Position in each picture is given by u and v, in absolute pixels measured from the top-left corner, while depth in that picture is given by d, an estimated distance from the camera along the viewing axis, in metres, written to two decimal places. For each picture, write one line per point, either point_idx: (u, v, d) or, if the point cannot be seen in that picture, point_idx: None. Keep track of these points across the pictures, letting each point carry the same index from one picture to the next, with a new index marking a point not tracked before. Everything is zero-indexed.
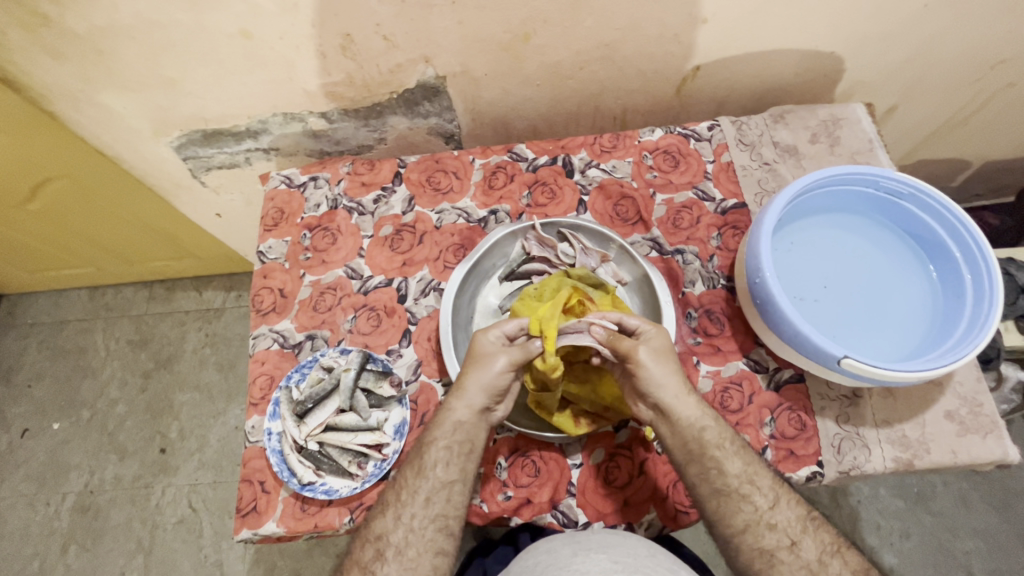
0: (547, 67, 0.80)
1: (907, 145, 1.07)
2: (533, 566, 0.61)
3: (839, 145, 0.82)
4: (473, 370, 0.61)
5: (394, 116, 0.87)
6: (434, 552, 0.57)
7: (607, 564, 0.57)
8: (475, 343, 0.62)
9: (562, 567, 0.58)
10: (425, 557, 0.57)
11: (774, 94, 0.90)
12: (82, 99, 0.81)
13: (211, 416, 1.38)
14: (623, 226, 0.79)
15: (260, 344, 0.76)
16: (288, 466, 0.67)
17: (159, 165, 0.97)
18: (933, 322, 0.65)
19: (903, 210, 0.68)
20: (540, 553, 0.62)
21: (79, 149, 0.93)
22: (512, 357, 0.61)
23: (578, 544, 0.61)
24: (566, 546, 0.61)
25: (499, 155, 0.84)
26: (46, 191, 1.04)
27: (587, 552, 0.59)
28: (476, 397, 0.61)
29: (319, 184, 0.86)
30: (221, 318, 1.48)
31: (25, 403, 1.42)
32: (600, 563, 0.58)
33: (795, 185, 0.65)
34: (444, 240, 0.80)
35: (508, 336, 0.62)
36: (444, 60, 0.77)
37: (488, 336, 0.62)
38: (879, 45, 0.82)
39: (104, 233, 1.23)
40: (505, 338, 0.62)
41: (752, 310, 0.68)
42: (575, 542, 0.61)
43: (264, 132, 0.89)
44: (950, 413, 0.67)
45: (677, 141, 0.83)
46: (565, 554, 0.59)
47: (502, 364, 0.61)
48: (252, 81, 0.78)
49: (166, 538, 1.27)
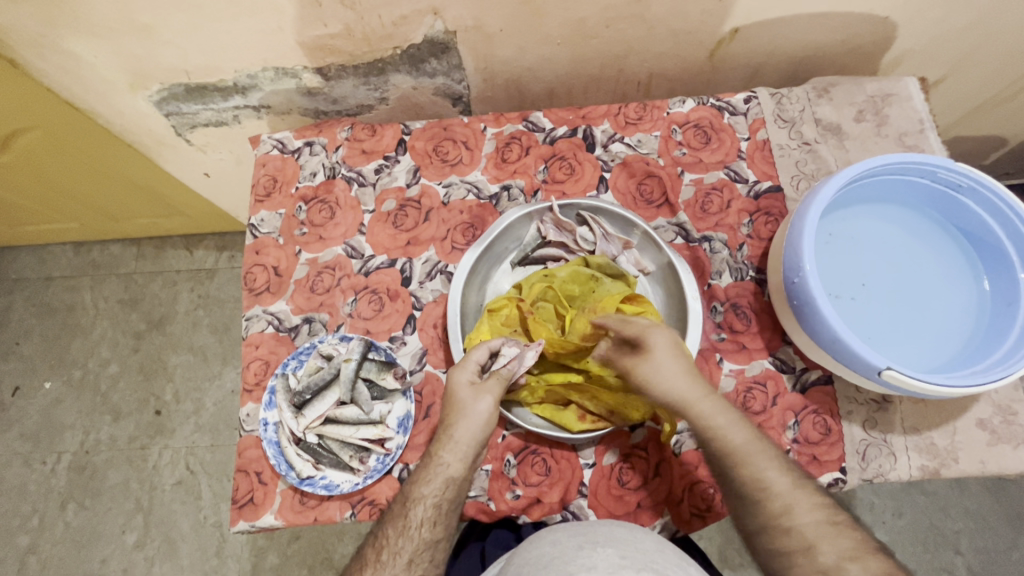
0: (568, 24, 0.71)
1: (950, 118, 0.98)
2: (536, 558, 0.53)
3: (886, 124, 0.75)
4: (463, 418, 0.58)
5: (397, 73, 0.78)
6: (403, 564, 0.54)
7: (616, 560, 0.50)
8: (449, 390, 0.59)
9: (567, 562, 0.50)
10: (393, 568, 0.54)
11: (817, 62, 0.81)
12: (46, 43, 0.72)
13: (206, 379, 1.34)
14: (647, 208, 0.73)
15: (254, 326, 0.71)
16: (285, 459, 0.63)
17: (139, 120, 0.88)
18: (976, 331, 0.61)
19: (959, 205, 0.63)
20: (543, 544, 0.54)
21: (48, 100, 0.83)
22: (495, 389, 0.59)
23: (585, 537, 0.53)
24: (572, 539, 0.53)
25: (514, 124, 0.77)
26: (17, 143, 0.95)
27: (593, 546, 0.52)
28: (460, 450, 0.57)
29: (315, 150, 0.78)
30: (213, 279, 1.42)
31: (15, 360, 1.38)
32: (607, 558, 0.50)
33: (845, 173, 0.59)
34: (451, 218, 0.74)
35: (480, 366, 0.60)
36: (455, 13, 0.68)
37: (458, 374, 0.60)
38: (942, 9, 0.72)
39: (83, 188, 1.14)
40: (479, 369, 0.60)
41: (785, 309, 0.63)
42: (581, 535, 0.54)
43: (254, 88, 0.80)
44: (982, 421, 0.64)
45: (710, 114, 0.76)
46: (571, 546, 0.52)
47: (488, 401, 0.58)
48: (237, 31, 0.69)
49: (165, 499, 1.26)
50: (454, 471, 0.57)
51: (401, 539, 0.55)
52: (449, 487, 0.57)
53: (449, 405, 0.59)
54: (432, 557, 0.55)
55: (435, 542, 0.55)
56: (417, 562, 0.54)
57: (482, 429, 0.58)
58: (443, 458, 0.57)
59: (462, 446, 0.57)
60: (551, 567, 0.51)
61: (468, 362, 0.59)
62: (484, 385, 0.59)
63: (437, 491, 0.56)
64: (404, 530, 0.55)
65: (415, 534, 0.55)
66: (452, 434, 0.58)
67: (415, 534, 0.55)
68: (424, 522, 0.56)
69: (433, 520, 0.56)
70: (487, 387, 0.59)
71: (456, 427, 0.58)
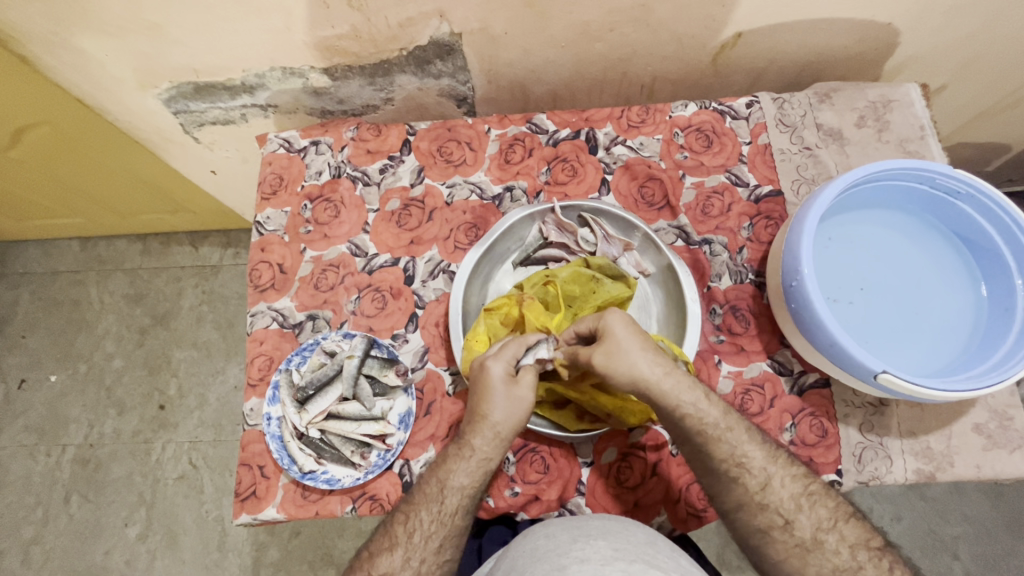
0: (573, 27, 0.72)
1: (953, 124, 0.98)
2: (529, 551, 0.53)
3: (888, 130, 0.76)
4: (501, 412, 0.57)
5: (403, 74, 0.79)
6: (434, 548, 0.56)
7: (608, 551, 0.51)
8: (485, 380, 0.58)
9: (561, 554, 0.51)
10: (424, 551, 0.56)
11: (818, 68, 0.82)
12: (57, 41, 0.73)
13: (209, 374, 1.36)
14: (648, 211, 0.74)
15: (258, 322, 0.72)
16: (288, 453, 0.65)
17: (147, 117, 0.90)
18: (973, 336, 0.62)
19: (957, 211, 0.63)
20: (536, 537, 0.55)
21: (57, 97, 0.84)
22: (530, 384, 0.58)
23: (577, 531, 0.54)
24: (565, 532, 0.54)
25: (518, 126, 0.78)
26: (26, 139, 0.96)
27: (586, 539, 0.52)
28: (499, 441, 0.58)
29: (321, 149, 0.79)
30: (218, 275, 1.43)
31: (20, 353, 1.40)
32: (600, 550, 0.50)
33: (844, 178, 0.59)
34: (455, 218, 0.74)
35: (514, 361, 0.59)
36: (461, 15, 0.69)
37: (492, 367, 0.58)
38: (944, 16, 0.73)
39: (90, 183, 1.16)
40: (513, 363, 0.59)
41: (783, 312, 0.64)
42: (574, 528, 0.54)
43: (261, 87, 0.81)
44: (978, 426, 0.64)
45: (712, 118, 0.76)
46: (565, 540, 0.53)
47: (526, 395, 0.58)
48: (246, 31, 0.70)
49: (168, 493, 1.27)
50: (493, 462, 0.58)
51: (434, 523, 0.57)
52: (486, 476, 0.58)
53: (484, 395, 0.58)
54: (459, 541, 0.58)
55: (464, 529, 0.58)
56: (447, 545, 0.57)
57: (520, 422, 0.58)
58: (483, 450, 0.58)
59: (502, 438, 0.58)
60: (546, 559, 0.51)
61: (502, 355, 0.59)
62: (521, 379, 0.58)
63: (475, 481, 0.58)
64: (438, 516, 0.57)
65: (449, 520, 0.57)
66: (491, 425, 0.57)
67: (448, 520, 0.57)
68: (458, 510, 0.57)
69: (467, 508, 0.58)
70: (525, 382, 0.58)
71: (496, 419, 0.57)
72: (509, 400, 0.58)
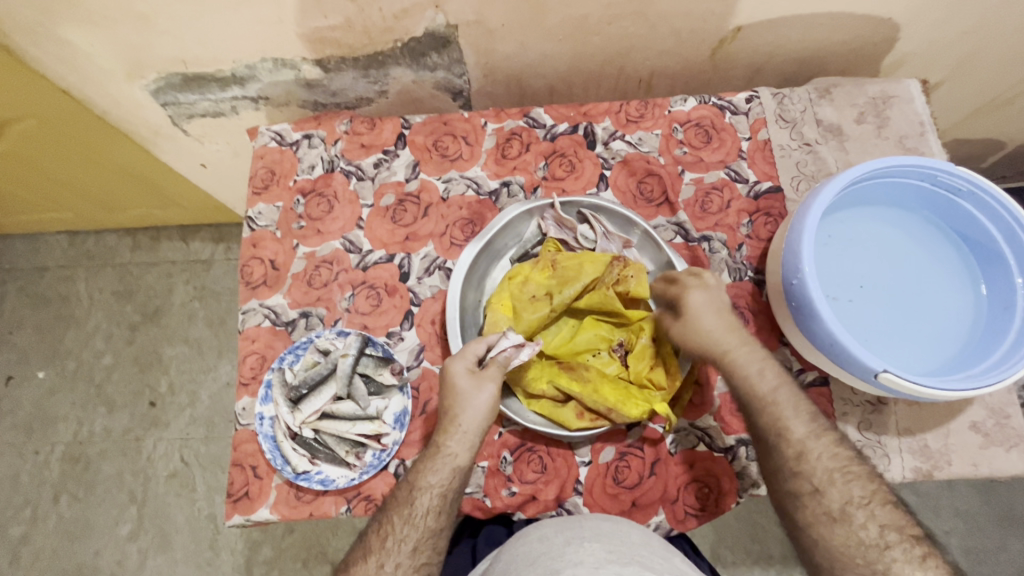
0: (571, 19, 0.70)
1: (951, 120, 0.98)
2: (524, 554, 0.53)
3: (887, 126, 0.75)
4: (465, 410, 0.57)
5: (398, 67, 0.77)
6: (408, 552, 0.55)
7: (601, 553, 0.50)
8: (448, 380, 0.59)
9: (555, 557, 0.51)
10: (399, 555, 0.54)
11: (818, 63, 0.81)
12: (40, 30, 0.70)
13: (201, 371, 1.34)
14: (647, 207, 0.73)
15: (250, 320, 0.71)
16: (281, 454, 0.63)
17: (135, 109, 0.87)
18: (972, 335, 0.61)
19: (959, 209, 0.63)
20: (530, 540, 0.54)
21: (41, 89, 0.82)
22: (495, 377, 0.58)
23: (571, 533, 0.54)
24: (560, 534, 0.53)
25: (514, 120, 0.76)
26: (10, 131, 0.94)
27: (581, 542, 0.52)
28: (464, 437, 0.57)
29: (314, 143, 0.77)
30: (209, 271, 1.41)
31: (7, 350, 1.37)
32: (595, 553, 0.50)
33: (846, 175, 0.59)
34: (451, 213, 0.73)
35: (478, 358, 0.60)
36: (457, 7, 0.68)
37: (454, 365, 0.59)
38: (944, 11, 0.72)
39: (77, 177, 1.13)
40: (476, 360, 0.59)
41: (783, 310, 0.63)
42: (569, 530, 0.54)
43: (252, 79, 0.79)
44: (975, 424, 0.64)
45: (711, 113, 0.75)
46: (559, 543, 0.52)
47: (489, 389, 0.58)
48: (236, 21, 0.68)
49: (159, 491, 1.26)
50: (460, 461, 0.57)
51: (405, 527, 0.55)
52: (456, 477, 0.57)
53: (448, 394, 0.58)
54: (435, 545, 0.56)
55: (439, 531, 0.56)
56: (422, 549, 0.55)
57: (486, 417, 0.58)
58: (450, 448, 0.57)
59: (469, 435, 0.57)
60: (540, 563, 0.51)
61: (462, 353, 0.59)
62: (484, 372, 0.58)
63: (444, 481, 0.57)
64: (409, 519, 0.55)
65: (421, 522, 0.56)
66: (457, 423, 0.57)
67: (420, 522, 0.56)
68: (430, 511, 0.56)
69: (438, 509, 0.56)
70: (488, 374, 0.58)
71: (461, 417, 0.57)
72: (472, 397, 0.58)
